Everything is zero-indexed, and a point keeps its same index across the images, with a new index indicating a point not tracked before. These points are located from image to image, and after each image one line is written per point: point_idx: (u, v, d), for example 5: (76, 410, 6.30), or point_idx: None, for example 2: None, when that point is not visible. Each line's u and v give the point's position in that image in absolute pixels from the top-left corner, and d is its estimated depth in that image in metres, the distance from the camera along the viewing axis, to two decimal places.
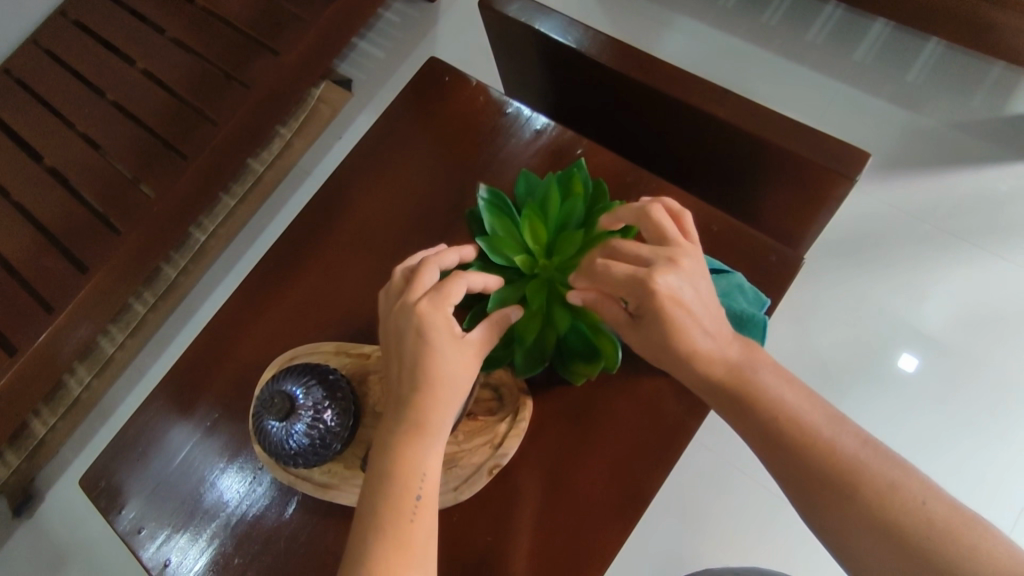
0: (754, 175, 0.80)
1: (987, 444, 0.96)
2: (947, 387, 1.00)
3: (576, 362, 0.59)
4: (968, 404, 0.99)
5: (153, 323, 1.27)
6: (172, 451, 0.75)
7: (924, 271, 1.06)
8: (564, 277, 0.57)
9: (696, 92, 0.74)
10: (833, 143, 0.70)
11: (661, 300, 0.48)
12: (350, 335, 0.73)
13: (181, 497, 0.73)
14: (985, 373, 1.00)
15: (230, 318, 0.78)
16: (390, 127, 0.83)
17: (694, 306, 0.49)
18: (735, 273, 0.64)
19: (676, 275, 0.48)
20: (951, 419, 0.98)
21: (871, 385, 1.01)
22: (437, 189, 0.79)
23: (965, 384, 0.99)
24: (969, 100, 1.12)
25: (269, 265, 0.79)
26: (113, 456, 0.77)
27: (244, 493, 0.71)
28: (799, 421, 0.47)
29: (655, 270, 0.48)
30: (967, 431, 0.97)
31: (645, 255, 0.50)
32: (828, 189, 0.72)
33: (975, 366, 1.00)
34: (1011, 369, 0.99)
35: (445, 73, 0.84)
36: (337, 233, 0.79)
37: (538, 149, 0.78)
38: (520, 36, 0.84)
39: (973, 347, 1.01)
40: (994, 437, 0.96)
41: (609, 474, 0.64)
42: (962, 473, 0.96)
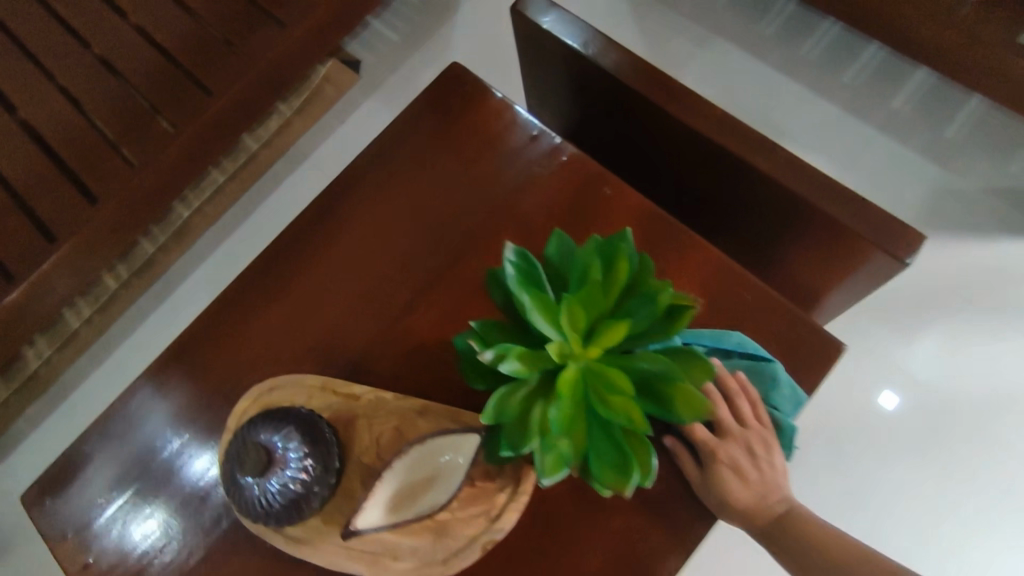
0: (787, 239, 0.75)
1: (984, 524, 0.95)
2: (954, 461, 0.97)
3: (604, 478, 0.40)
4: (969, 482, 0.96)
5: (125, 301, 1.19)
6: (130, 452, 0.69)
7: (943, 339, 1.02)
8: (610, 377, 0.39)
9: (739, 139, 0.68)
10: (883, 218, 0.64)
11: (723, 468, 0.53)
12: (334, 366, 0.66)
13: (131, 508, 0.67)
14: (990, 450, 0.98)
15: (207, 331, 0.71)
16: (401, 137, 0.75)
17: (750, 479, 0.53)
18: (776, 362, 0.56)
19: (742, 451, 0.53)
20: (951, 495, 0.96)
21: (876, 453, 0.99)
22: (446, 214, 0.71)
23: (968, 459, 0.97)
24: (1005, 164, 1.08)
25: (254, 277, 0.71)
26: (61, 469, 0.69)
27: (203, 501, 0.66)
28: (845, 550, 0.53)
29: (748, 436, 0.54)
30: (968, 509, 0.95)
31: (745, 415, 0.54)
32: (868, 263, 0.67)
33: (981, 441, 0.98)
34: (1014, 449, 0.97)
35: (467, 82, 0.76)
36: (331, 249, 0.71)
37: (562, 179, 0.70)
38: (554, 50, 0.77)
39: (982, 421, 0.98)
40: (991, 517, 0.95)
41: (616, 557, 0.57)
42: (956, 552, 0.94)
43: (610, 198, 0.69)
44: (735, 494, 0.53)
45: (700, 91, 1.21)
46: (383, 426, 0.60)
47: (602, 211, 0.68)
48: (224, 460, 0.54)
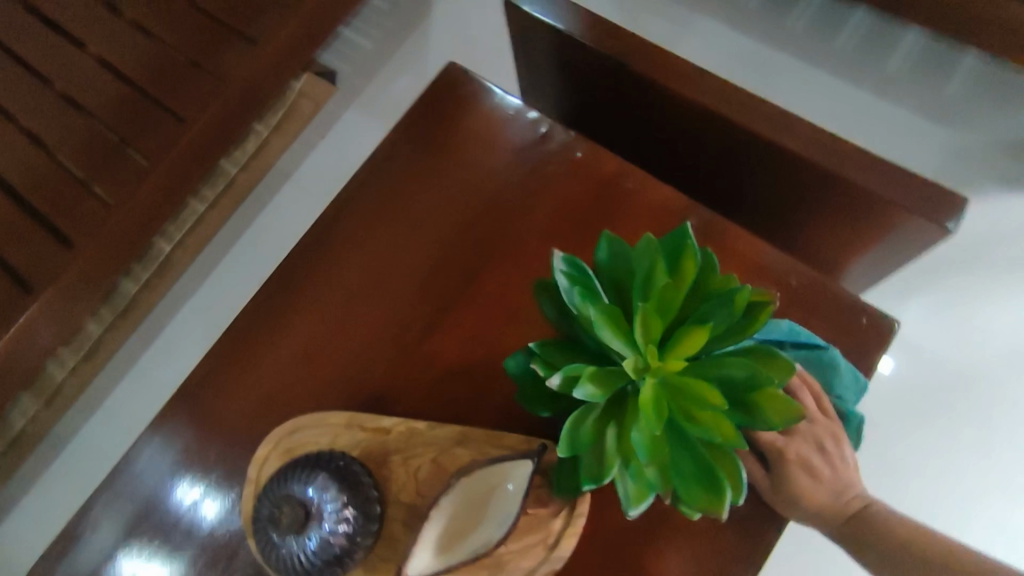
0: (814, 219, 0.71)
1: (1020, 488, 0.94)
2: (984, 427, 0.97)
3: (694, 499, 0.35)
4: (1005, 448, 0.95)
5: (110, 348, 1.11)
6: (131, 497, 0.64)
7: (962, 305, 1.02)
8: (693, 388, 0.35)
9: (762, 116, 0.64)
10: (919, 186, 0.61)
11: (792, 466, 0.49)
12: (356, 402, 0.61)
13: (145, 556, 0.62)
14: (1020, 412, 0.96)
15: (211, 377, 0.66)
16: (398, 150, 0.71)
17: (824, 476, 0.49)
18: (833, 348, 0.52)
19: (810, 446, 0.50)
20: (985, 461, 0.95)
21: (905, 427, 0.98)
22: (457, 227, 0.66)
23: (999, 423, 0.96)
24: (1008, 120, 1.06)
25: (256, 314, 0.66)
26: (68, 543, 0.63)
27: (212, 547, 0.61)
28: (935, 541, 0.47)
29: (815, 431, 0.50)
30: (1003, 474, 0.95)
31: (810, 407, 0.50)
32: (907, 236, 0.64)
33: (1009, 404, 0.97)
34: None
35: (465, 84, 0.72)
36: (339, 275, 0.67)
37: (578, 177, 0.66)
38: (551, 42, 0.72)
39: (1008, 384, 0.98)
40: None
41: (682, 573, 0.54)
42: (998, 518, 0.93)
43: (630, 193, 0.65)
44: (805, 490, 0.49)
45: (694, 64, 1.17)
46: (419, 459, 0.55)
47: (623, 208, 0.64)
48: (255, 521, 0.48)
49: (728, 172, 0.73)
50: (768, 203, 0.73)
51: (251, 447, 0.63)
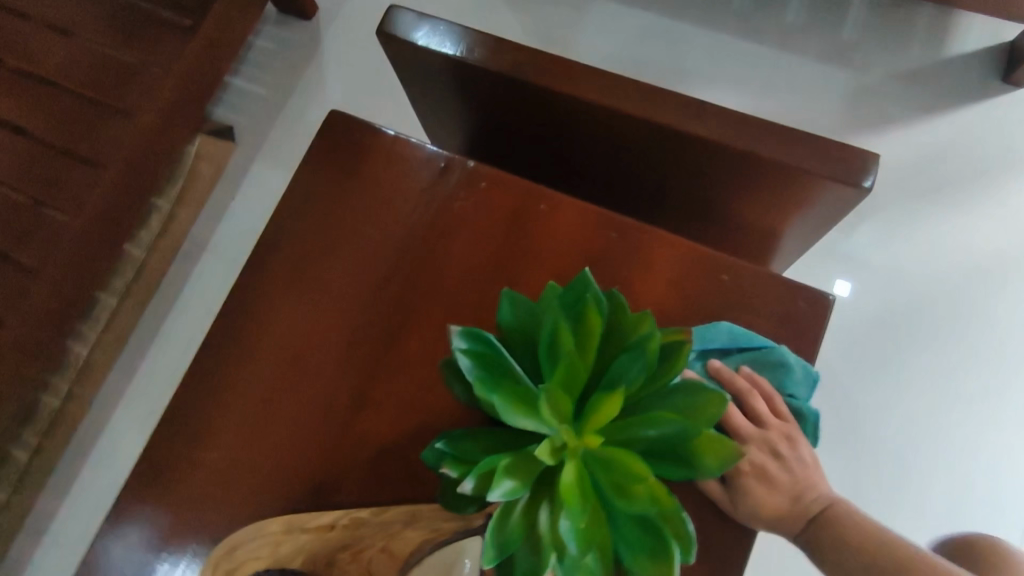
0: (740, 200, 0.67)
1: (994, 413, 0.92)
2: (951, 360, 0.94)
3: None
4: (970, 380, 0.93)
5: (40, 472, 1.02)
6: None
7: (905, 240, 1.00)
8: (616, 465, 0.31)
9: (662, 106, 0.60)
10: (832, 150, 0.58)
11: (748, 475, 0.47)
12: (294, 498, 0.56)
13: None
14: (981, 338, 0.95)
15: (128, 511, 0.57)
16: (295, 216, 0.65)
17: (782, 482, 0.47)
18: (781, 347, 0.50)
19: (767, 453, 0.47)
20: (955, 394, 0.93)
21: (879, 376, 0.94)
22: (373, 290, 0.62)
23: (962, 353, 0.94)
24: (906, 50, 1.06)
25: (169, 427, 0.59)
26: None
27: None
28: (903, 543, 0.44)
29: (770, 436, 0.47)
30: (979, 403, 0.92)
31: (764, 413, 0.48)
32: (831, 202, 0.61)
33: (967, 332, 0.95)
34: (1003, 332, 0.95)
35: (355, 130, 0.67)
36: (252, 362, 0.61)
37: (487, 209, 0.63)
38: (435, 68, 0.68)
39: (964, 313, 0.96)
40: (1000, 404, 0.92)
41: None
42: (982, 451, 0.91)
43: (547, 218, 0.61)
44: (763, 497, 0.46)
45: (591, 62, 1.13)
46: (371, 551, 0.50)
47: (537, 234, 0.61)
48: None
49: (644, 168, 0.69)
50: (693, 192, 0.69)
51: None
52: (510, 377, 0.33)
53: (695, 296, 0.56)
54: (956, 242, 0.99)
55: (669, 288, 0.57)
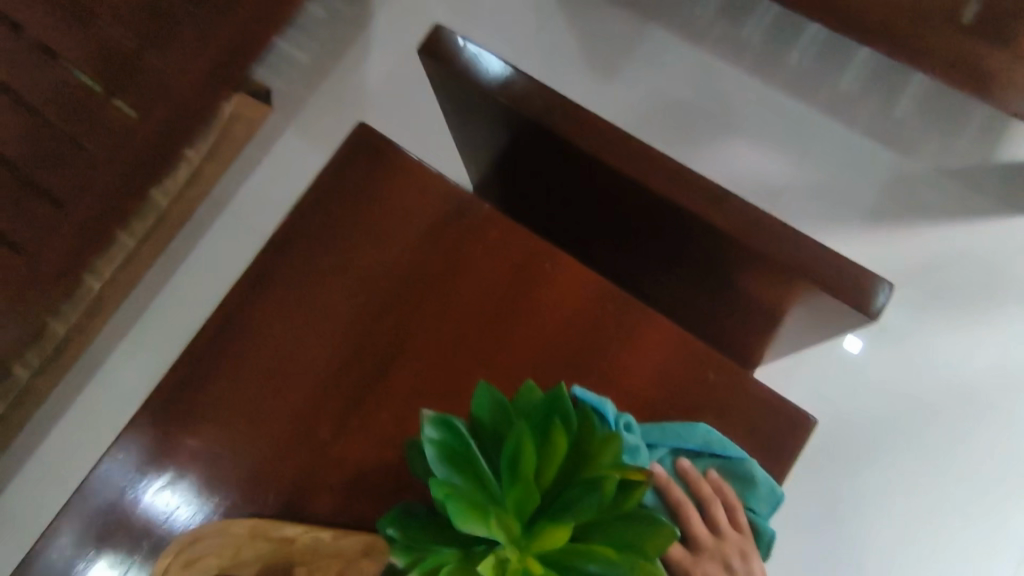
0: (751, 289, 0.67)
1: (971, 530, 0.91)
2: (938, 469, 0.93)
3: None
4: (954, 492, 0.92)
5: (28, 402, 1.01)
6: (78, 518, 0.59)
7: (917, 340, 0.98)
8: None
9: (690, 189, 0.60)
10: (851, 270, 0.58)
11: None
12: (265, 502, 0.59)
13: None
14: (974, 453, 0.94)
15: (110, 476, 0.61)
16: (311, 225, 0.66)
17: None
18: (750, 462, 0.51)
19: (720, 563, 0.47)
20: (937, 504, 0.92)
21: (861, 471, 0.94)
22: (371, 314, 0.63)
23: (952, 464, 0.93)
24: (956, 145, 1.04)
25: (158, 410, 0.62)
26: None
27: None
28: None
29: (723, 547, 0.48)
30: (957, 517, 0.92)
31: (721, 521, 0.49)
32: (840, 316, 0.62)
33: (961, 443, 0.94)
34: (996, 451, 0.94)
35: (385, 149, 0.68)
36: (248, 360, 0.63)
37: (500, 255, 0.64)
38: (474, 102, 0.68)
39: (962, 424, 0.95)
40: (980, 522, 0.91)
41: None
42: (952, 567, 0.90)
43: (551, 275, 0.62)
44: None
45: (633, 102, 1.12)
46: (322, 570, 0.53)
47: (541, 291, 0.62)
48: None
49: (662, 237, 0.69)
50: (706, 271, 0.69)
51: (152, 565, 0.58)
52: (469, 477, 0.35)
53: (678, 387, 0.57)
54: (968, 350, 0.98)
55: (655, 373, 0.58)
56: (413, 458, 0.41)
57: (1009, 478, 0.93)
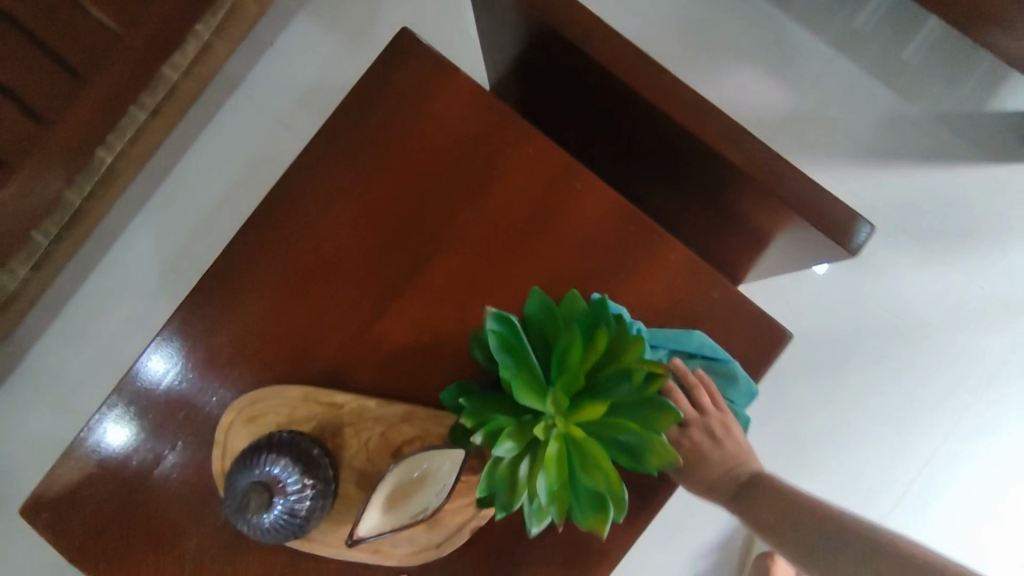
0: (750, 218, 0.74)
1: (903, 438, 1.06)
2: (884, 386, 1.07)
3: (581, 517, 0.44)
4: (894, 407, 1.06)
5: (51, 267, 1.07)
6: (133, 396, 0.68)
7: (889, 274, 1.08)
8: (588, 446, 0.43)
9: (713, 124, 0.65)
10: (841, 210, 0.65)
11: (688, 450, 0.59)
12: (313, 373, 0.67)
13: (121, 491, 0.67)
14: (918, 375, 1.07)
15: (153, 364, 0.68)
16: (353, 124, 0.70)
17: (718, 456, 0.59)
18: (734, 364, 0.62)
19: (705, 435, 0.59)
20: (878, 413, 1.06)
21: (819, 383, 1.07)
22: (408, 214, 0.69)
23: (897, 382, 1.07)
24: (953, 92, 1.10)
25: (210, 288, 0.68)
26: (46, 486, 0.67)
27: (184, 484, 0.67)
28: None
29: (707, 422, 0.60)
30: (894, 427, 1.06)
31: (706, 403, 0.60)
32: (826, 249, 0.69)
33: (910, 365, 1.07)
34: (939, 374, 1.06)
35: (425, 54, 0.70)
36: (294, 249, 0.69)
37: (530, 168, 0.69)
38: (512, 15, 0.70)
39: (913, 350, 1.07)
40: (914, 433, 1.06)
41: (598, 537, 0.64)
42: (882, 467, 1.05)
43: (577, 192, 0.68)
44: (708, 474, 0.60)
45: (654, 18, 1.13)
46: (370, 432, 0.64)
47: (567, 206, 0.68)
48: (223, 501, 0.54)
49: (677, 164, 0.75)
50: (715, 199, 0.76)
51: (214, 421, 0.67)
52: (527, 364, 0.44)
53: (679, 301, 0.66)
54: (932, 286, 1.07)
55: (662, 288, 0.66)
56: (471, 341, 0.49)
57: (946, 399, 1.06)
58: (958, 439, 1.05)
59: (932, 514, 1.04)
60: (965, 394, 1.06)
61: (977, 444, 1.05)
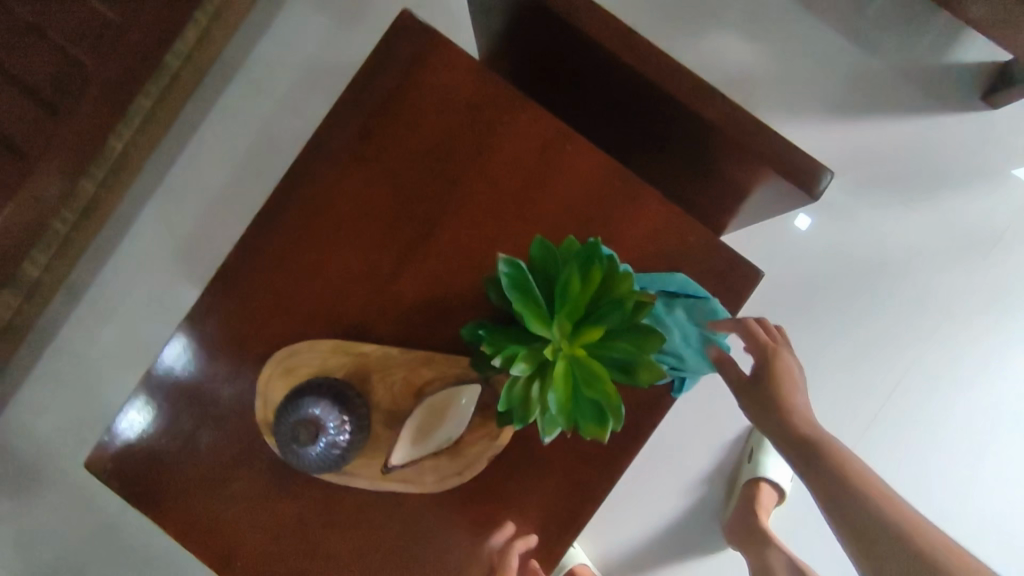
0: (727, 173, 0.82)
1: (870, 368, 1.17)
2: (854, 323, 1.17)
3: (586, 426, 0.53)
4: (863, 341, 1.17)
5: (71, 255, 1.12)
6: (158, 384, 0.75)
7: (860, 221, 1.16)
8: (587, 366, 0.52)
9: (689, 86, 0.72)
10: (805, 160, 0.73)
11: (773, 370, 0.71)
12: (339, 330, 0.74)
13: (172, 446, 0.75)
14: (885, 312, 1.17)
15: (165, 358, 0.75)
16: (360, 102, 0.76)
17: (792, 387, 0.71)
18: (712, 299, 0.70)
19: (787, 364, 0.71)
20: (850, 348, 1.16)
21: (795, 325, 1.17)
22: (419, 183, 0.76)
23: (867, 320, 1.17)
24: (914, 45, 1.16)
25: (239, 259, 0.75)
26: (106, 444, 0.75)
27: (229, 435, 0.75)
28: (909, 530, 0.59)
29: (782, 358, 0.71)
30: (862, 359, 1.17)
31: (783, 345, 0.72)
32: (793, 195, 0.77)
33: (877, 303, 1.17)
34: (905, 310, 1.16)
35: (423, 34, 0.76)
36: (315, 220, 0.76)
37: (526, 136, 0.76)
38: None
39: (880, 289, 1.17)
40: (880, 363, 1.17)
41: (599, 459, 0.72)
42: (852, 396, 1.17)
43: (570, 156, 0.75)
44: (767, 423, 0.70)
45: None
46: (395, 376, 0.72)
47: (561, 168, 0.75)
48: (278, 438, 0.65)
49: (657, 125, 0.82)
50: (692, 156, 0.84)
51: (252, 378, 0.75)
52: (533, 299, 0.52)
53: (664, 249, 0.74)
54: (897, 230, 1.16)
55: (648, 238, 0.74)
56: (487, 284, 0.57)
57: (909, 332, 1.17)
58: (921, 368, 1.16)
59: (895, 438, 1.16)
60: (927, 331, 1.16)
61: (937, 375, 1.17)
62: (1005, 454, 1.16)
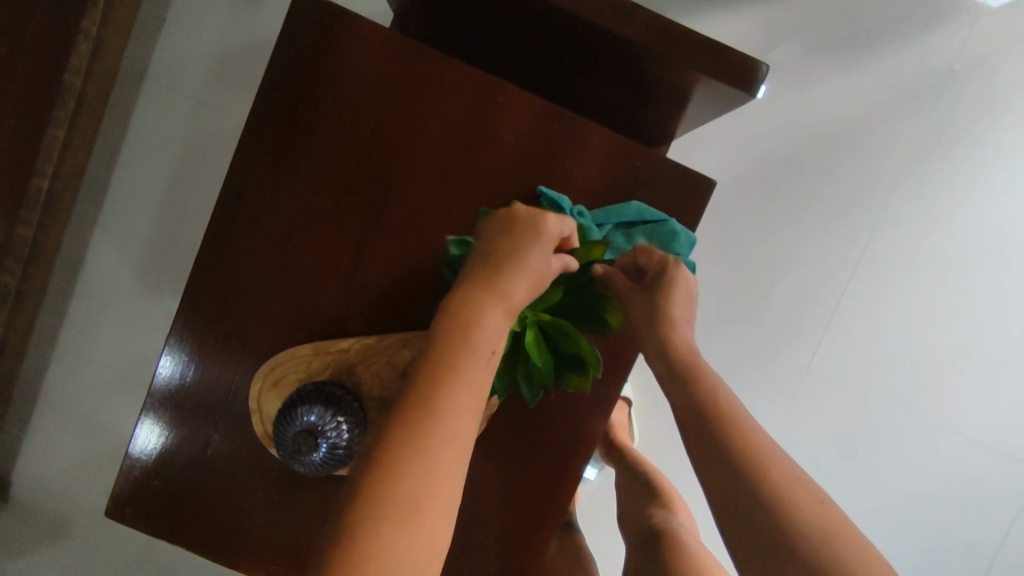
0: (663, 86, 0.80)
1: (841, 239, 1.18)
2: (816, 198, 1.17)
3: (568, 375, 0.71)
4: (828, 215, 1.17)
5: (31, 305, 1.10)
6: (161, 403, 0.75)
7: (804, 97, 1.15)
8: (554, 323, 0.69)
9: (605, 8, 0.69)
10: (737, 58, 0.70)
11: (664, 285, 0.69)
12: (313, 332, 0.74)
13: (185, 474, 0.76)
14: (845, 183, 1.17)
15: (163, 376, 0.75)
16: (275, 98, 0.72)
17: (679, 307, 0.69)
18: (671, 220, 0.71)
19: (680, 283, 0.69)
20: (815, 224, 1.18)
21: (761, 213, 1.17)
22: (358, 168, 0.74)
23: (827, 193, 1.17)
24: None
25: (197, 285, 0.74)
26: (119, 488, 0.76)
27: (237, 451, 0.76)
28: (762, 451, 0.61)
29: (672, 281, 0.69)
30: (831, 233, 1.18)
31: (673, 266, 0.70)
32: (731, 95, 0.75)
33: (835, 175, 1.17)
34: (864, 175, 1.16)
35: (320, 9, 0.71)
36: (262, 230, 0.74)
37: (453, 94, 0.73)
38: None
39: (835, 160, 1.16)
40: (851, 231, 1.18)
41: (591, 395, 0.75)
42: (827, 270, 1.18)
43: (502, 106, 0.73)
44: (653, 346, 0.68)
45: None
46: (379, 363, 0.74)
47: (495, 121, 0.73)
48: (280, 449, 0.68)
49: (583, 52, 0.79)
50: (625, 76, 0.81)
51: (244, 394, 0.75)
52: None
53: (614, 180, 0.74)
54: (843, 96, 1.15)
55: (597, 173, 0.73)
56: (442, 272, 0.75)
57: (873, 196, 1.17)
58: (887, 228, 1.17)
59: (875, 302, 1.19)
60: (889, 188, 1.16)
61: (905, 229, 1.17)
62: (984, 291, 1.18)
